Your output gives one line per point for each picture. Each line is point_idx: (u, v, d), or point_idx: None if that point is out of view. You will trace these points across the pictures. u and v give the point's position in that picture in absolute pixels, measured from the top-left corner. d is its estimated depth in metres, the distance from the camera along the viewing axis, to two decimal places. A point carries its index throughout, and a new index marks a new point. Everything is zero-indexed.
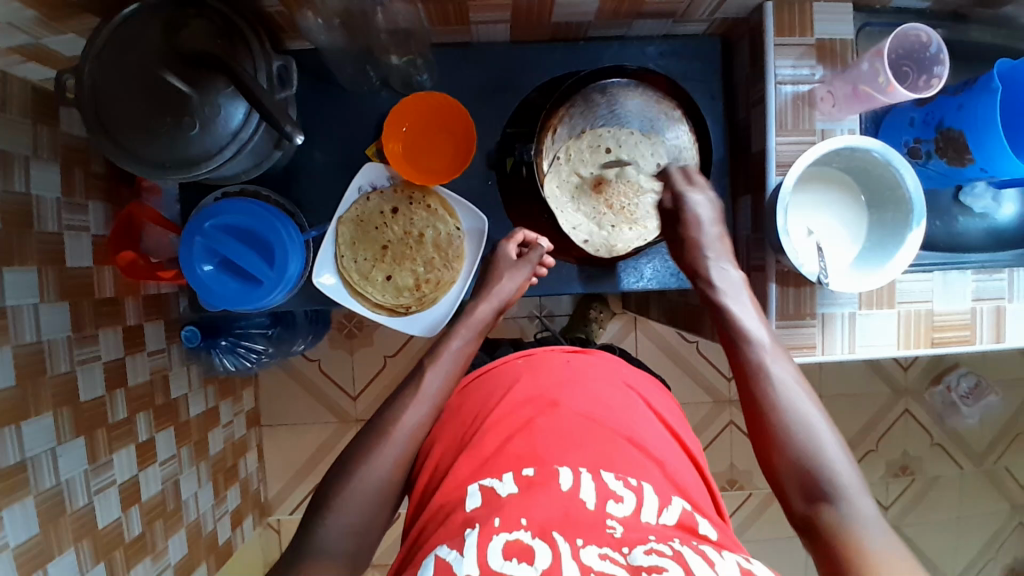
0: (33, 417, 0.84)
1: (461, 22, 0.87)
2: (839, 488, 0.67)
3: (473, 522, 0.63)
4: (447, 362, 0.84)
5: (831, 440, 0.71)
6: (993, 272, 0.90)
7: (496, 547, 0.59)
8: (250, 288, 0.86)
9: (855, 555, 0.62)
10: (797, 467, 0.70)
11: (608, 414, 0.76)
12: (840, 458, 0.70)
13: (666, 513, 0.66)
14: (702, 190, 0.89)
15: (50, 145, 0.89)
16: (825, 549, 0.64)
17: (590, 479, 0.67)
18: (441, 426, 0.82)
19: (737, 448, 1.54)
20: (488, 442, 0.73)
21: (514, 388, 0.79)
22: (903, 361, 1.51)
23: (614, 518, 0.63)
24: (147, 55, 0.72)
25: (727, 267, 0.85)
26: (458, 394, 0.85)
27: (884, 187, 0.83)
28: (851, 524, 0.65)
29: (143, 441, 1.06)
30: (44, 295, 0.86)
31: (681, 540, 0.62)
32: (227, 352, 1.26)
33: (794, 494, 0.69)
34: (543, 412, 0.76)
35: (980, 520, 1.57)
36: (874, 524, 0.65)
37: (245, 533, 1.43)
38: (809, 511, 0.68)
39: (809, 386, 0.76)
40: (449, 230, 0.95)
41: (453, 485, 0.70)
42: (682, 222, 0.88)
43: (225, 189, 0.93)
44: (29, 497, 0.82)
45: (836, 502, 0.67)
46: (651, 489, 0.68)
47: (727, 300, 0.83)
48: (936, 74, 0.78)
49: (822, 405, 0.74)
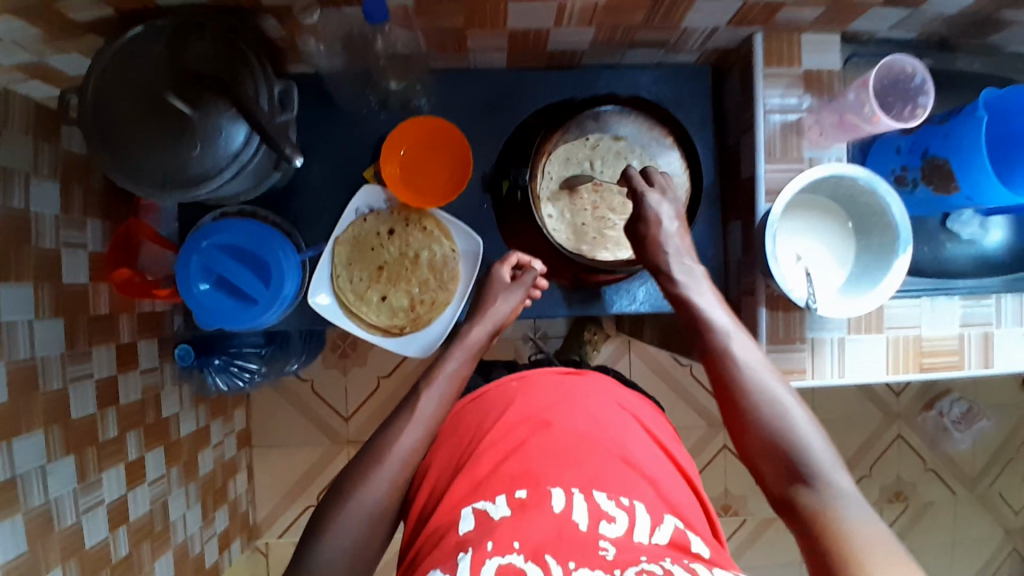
0: (24, 433, 0.83)
1: (460, 49, 0.89)
2: (810, 465, 0.69)
3: (465, 546, 0.63)
4: (442, 386, 0.84)
5: (797, 415, 0.73)
6: (981, 298, 0.91)
7: (489, 571, 0.59)
8: (244, 307, 0.86)
9: (826, 524, 0.64)
10: (769, 448, 0.72)
11: (601, 433, 0.77)
12: (810, 434, 0.72)
13: (658, 533, 0.66)
14: (660, 192, 0.88)
15: (51, 163, 0.91)
16: (803, 526, 0.66)
17: (583, 500, 0.67)
18: (437, 447, 0.82)
19: (731, 471, 1.54)
20: (482, 464, 0.73)
21: (508, 408, 0.80)
22: (895, 385, 1.52)
23: (607, 539, 0.64)
24: (151, 78, 0.74)
25: (689, 262, 0.88)
26: (454, 415, 0.86)
27: (872, 216, 0.84)
28: (824, 498, 0.66)
29: (133, 459, 1.05)
30: (39, 311, 0.87)
31: (673, 559, 0.62)
32: (220, 371, 1.23)
33: (770, 474, 0.72)
34: (537, 432, 0.76)
35: (974, 547, 1.57)
36: (844, 490, 0.67)
37: (232, 555, 1.41)
38: (786, 490, 0.70)
39: (775, 369, 0.78)
40: (445, 252, 0.96)
41: (447, 507, 0.70)
42: (642, 220, 0.88)
43: (224, 209, 0.93)
44: (18, 514, 0.82)
45: (807, 476, 0.69)
46: (643, 508, 0.68)
47: (689, 294, 0.86)
48: (920, 104, 0.80)
49: (790, 384, 0.77)
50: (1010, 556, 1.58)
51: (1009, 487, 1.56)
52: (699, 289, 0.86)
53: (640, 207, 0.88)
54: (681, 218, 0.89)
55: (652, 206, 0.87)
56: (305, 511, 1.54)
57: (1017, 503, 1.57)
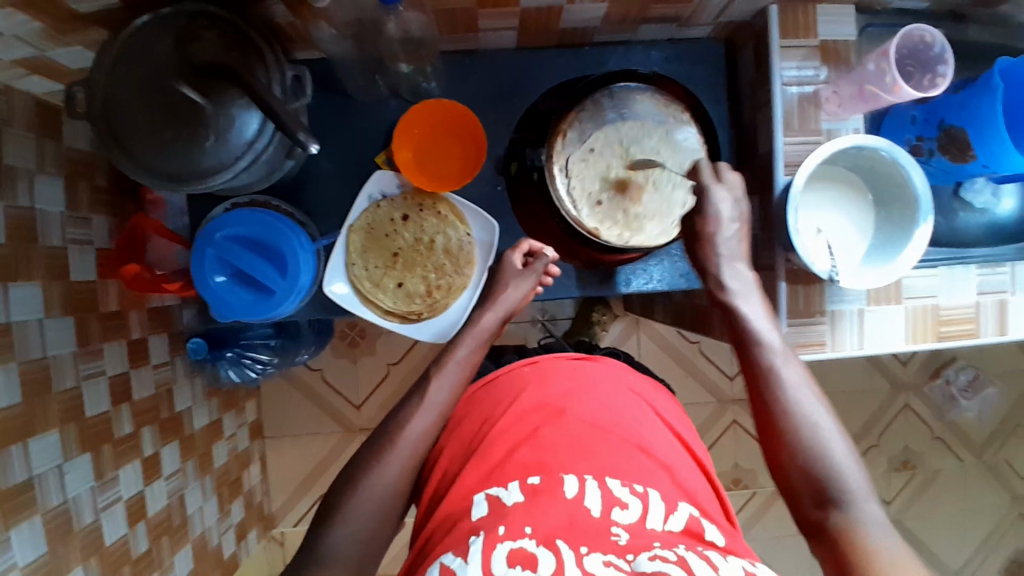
0: (40, 434, 0.83)
1: (470, 29, 0.87)
2: (847, 492, 0.69)
3: (478, 530, 0.63)
4: (454, 371, 0.84)
5: (836, 439, 0.73)
6: (996, 265, 0.92)
7: (500, 555, 0.59)
8: (261, 298, 0.85)
9: (861, 556, 0.64)
10: (804, 469, 0.72)
11: (615, 420, 0.77)
12: (847, 459, 0.71)
13: (672, 519, 0.67)
14: (732, 187, 0.85)
15: (56, 160, 0.89)
16: (833, 549, 0.67)
17: (596, 487, 0.67)
18: (450, 433, 0.83)
19: (741, 447, 1.56)
20: (495, 451, 0.73)
21: (520, 396, 0.79)
22: (902, 356, 1.53)
23: (620, 525, 0.64)
24: (158, 65, 0.71)
25: (741, 267, 0.85)
26: (465, 402, 0.86)
27: (893, 186, 0.83)
28: (859, 527, 0.67)
29: (148, 456, 1.05)
30: (49, 310, 0.85)
31: (686, 546, 0.62)
32: (233, 364, 1.25)
33: (803, 496, 0.71)
34: (551, 420, 0.76)
35: (981, 512, 1.59)
36: (876, 520, 0.67)
37: (249, 546, 1.41)
38: (818, 514, 0.70)
39: (818, 386, 0.77)
40: (459, 237, 0.95)
41: (460, 494, 0.70)
42: (700, 216, 0.85)
43: (235, 200, 0.92)
44: (36, 515, 0.81)
45: (843, 504, 0.69)
46: (658, 495, 0.68)
47: (739, 302, 0.82)
48: (940, 73, 0.79)
49: (829, 405, 0.76)
50: (1016, 521, 1.61)
51: (1015, 453, 1.59)
52: (718, 279, 0.84)
53: (703, 201, 0.85)
54: (743, 220, 0.85)
55: (716, 202, 0.84)
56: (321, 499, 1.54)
57: None
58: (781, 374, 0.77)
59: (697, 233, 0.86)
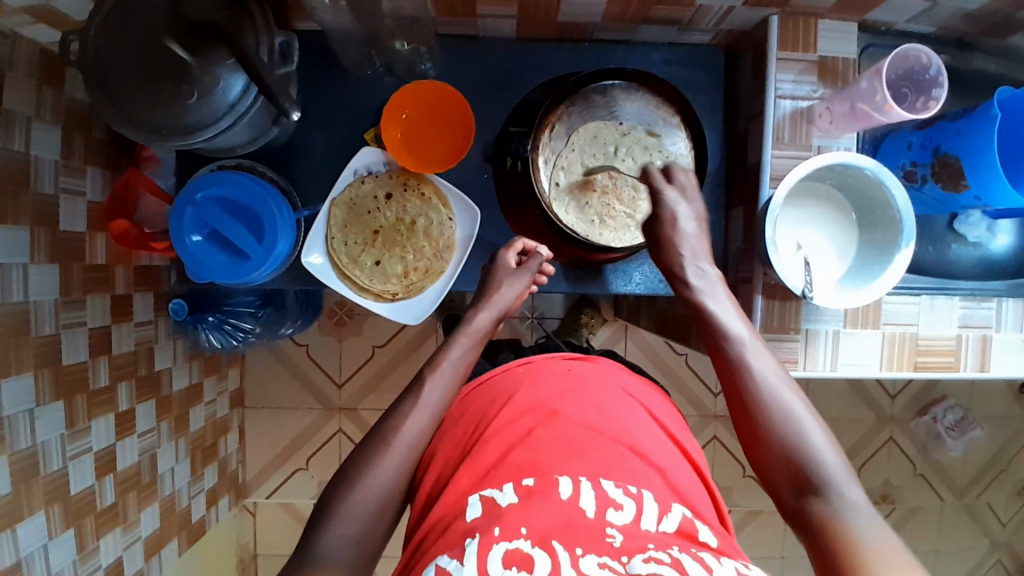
0: (13, 375, 0.84)
1: (469, 14, 0.87)
2: (826, 478, 0.66)
3: (472, 532, 0.63)
4: (449, 371, 0.83)
5: (812, 427, 0.70)
6: (982, 300, 0.90)
7: (496, 557, 0.59)
8: (237, 262, 0.85)
9: (847, 545, 0.61)
10: (784, 460, 0.69)
11: (608, 423, 0.76)
12: (823, 446, 0.69)
13: (666, 521, 0.66)
14: (679, 188, 0.87)
15: (54, 109, 0.90)
16: (817, 541, 0.63)
17: (590, 488, 0.66)
18: (444, 434, 0.83)
19: (719, 464, 1.54)
20: (489, 452, 0.72)
21: (515, 397, 0.79)
22: (891, 388, 1.50)
23: (614, 526, 0.63)
24: (151, 20, 0.72)
25: (705, 265, 0.84)
26: (461, 401, 0.86)
27: (877, 208, 0.82)
28: (842, 514, 0.64)
29: (123, 411, 1.06)
30: (34, 256, 0.87)
31: (680, 547, 0.62)
32: (214, 328, 1.24)
33: (782, 486, 0.68)
34: (543, 422, 0.75)
35: (957, 555, 1.56)
36: (859, 506, 0.64)
37: (219, 513, 1.42)
38: (799, 504, 0.67)
39: (792, 379, 0.74)
40: (441, 220, 0.95)
41: (454, 495, 0.70)
42: (659, 220, 0.86)
43: (221, 162, 0.92)
44: (2, 455, 0.82)
45: (824, 491, 0.66)
46: (651, 497, 0.67)
47: (705, 299, 0.81)
48: (934, 95, 0.77)
49: (804, 394, 0.73)
50: (993, 567, 1.58)
51: (998, 498, 1.55)
52: (683, 279, 0.84)
53: (656, 205, 0.87)
54: (699, 219, 0.87)
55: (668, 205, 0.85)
56: (295, 475, 1.55)
57: (1004, 514, 1.56)
58: (753, 366, 0.75)
59: (677, 250, 0.85)
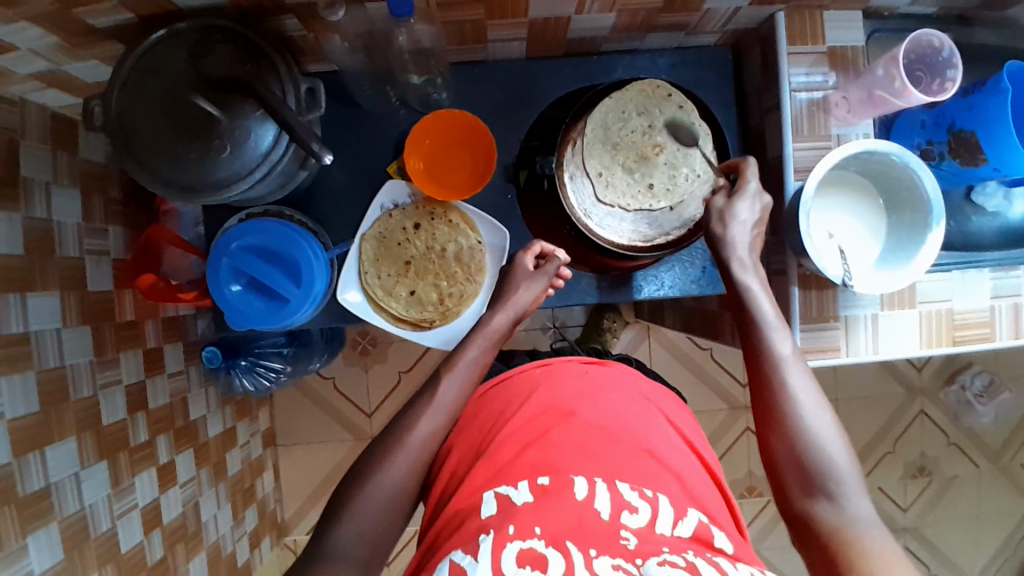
0: (57, 442, 0.84)
1: (478, 40, 0.88)
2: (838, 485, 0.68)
3: (486, 529, 0.63)
4: (462, 372, 0.84)
5: (831, 431, 0.72)
6: (1009, 269, 0.91)
7: (510, 555, 0.59)
8: (276, 306, 0.86)
9: (850, 551, 0.63)
10: (798, 460, 0.71)
11: (624, 425, 0.77)
12: (838, 449, 0.71)
13: (681, 526, 0.66)
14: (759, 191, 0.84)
15: (70, 172, 0.91)
16: (817, 544, 0.66)
17: (605, 489, 0.67)
18: (456, 435, 0.83)
19: (754, 454, 1.55)
20: (506, 451, 0.73)
21: (531, 397, 0.80)
22: (916, 361, 1.52)
23: (628, 529, 0.64)
24: (175, 79, 0.73)
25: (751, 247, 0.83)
26: (475, 401, 0.86)
27: (902, 190, 0.83)
28: (849, 524, 0.66)
29: (164, 464, 1.06)
30: (66, 320, 0.87)
31: (695, 552, 0.62)
32: (246, 373, 1.26)
33: (793, 486, 0.71)
34: (559, 422, 0.76)
35: (998, 518, 1.57)
36: (866, 518, 0.67)
37: (263, 554, 1.42)
38: (806, 503, 0.69)
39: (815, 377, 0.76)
40: (470, 244, 0.96)
41: (469, 492, 0.71)
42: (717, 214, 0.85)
43: (250, 210, 0.94)
44: (53, 523, 0.82)
45: (833, 497, 0.68)
46: (667, 501, 0.68)
47: (744, 277, 0.81)
48: (948, 77, 0.79)
49: (827, 397, 0.75)
50: None
51: None
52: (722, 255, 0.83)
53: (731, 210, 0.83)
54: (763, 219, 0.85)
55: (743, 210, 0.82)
56: None
57: None
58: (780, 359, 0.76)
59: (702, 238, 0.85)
